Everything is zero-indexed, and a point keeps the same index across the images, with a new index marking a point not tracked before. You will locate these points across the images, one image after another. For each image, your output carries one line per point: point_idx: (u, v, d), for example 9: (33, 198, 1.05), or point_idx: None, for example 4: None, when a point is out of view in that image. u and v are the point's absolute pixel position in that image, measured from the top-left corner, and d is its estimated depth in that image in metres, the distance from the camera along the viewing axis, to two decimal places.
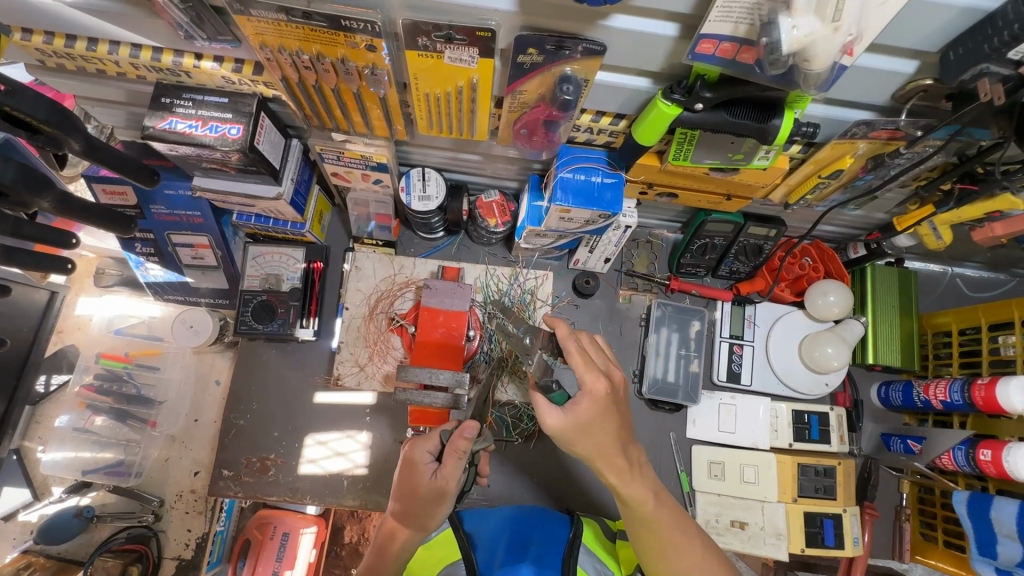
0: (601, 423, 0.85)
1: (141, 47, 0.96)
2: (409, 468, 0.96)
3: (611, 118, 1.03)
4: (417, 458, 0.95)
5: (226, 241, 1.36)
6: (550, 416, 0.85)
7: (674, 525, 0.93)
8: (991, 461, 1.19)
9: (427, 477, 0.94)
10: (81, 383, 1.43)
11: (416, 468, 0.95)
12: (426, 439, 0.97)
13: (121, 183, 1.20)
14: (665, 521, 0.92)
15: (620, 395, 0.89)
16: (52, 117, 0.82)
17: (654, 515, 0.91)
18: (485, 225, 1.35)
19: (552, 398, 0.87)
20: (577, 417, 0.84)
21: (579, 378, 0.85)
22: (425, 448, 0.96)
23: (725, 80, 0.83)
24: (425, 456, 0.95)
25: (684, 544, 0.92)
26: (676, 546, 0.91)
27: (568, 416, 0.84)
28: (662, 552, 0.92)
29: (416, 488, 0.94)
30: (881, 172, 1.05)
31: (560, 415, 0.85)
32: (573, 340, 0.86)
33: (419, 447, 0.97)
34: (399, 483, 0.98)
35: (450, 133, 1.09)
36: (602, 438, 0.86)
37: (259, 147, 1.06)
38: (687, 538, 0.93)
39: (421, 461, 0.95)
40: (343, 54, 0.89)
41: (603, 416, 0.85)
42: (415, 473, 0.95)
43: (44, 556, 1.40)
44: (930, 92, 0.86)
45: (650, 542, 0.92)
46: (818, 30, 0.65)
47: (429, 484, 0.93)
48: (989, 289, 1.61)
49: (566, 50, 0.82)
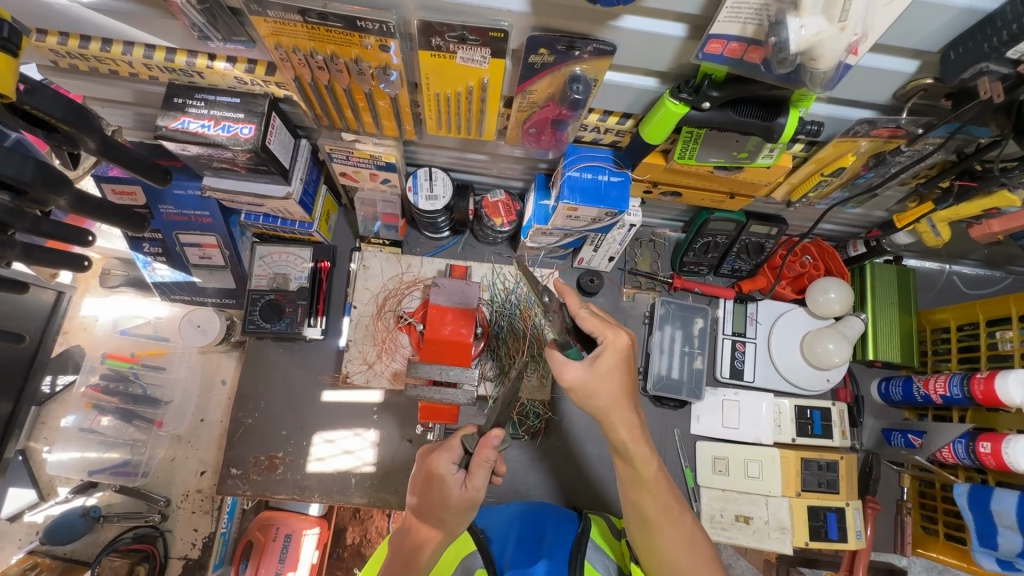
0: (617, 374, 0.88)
1: (155, 48, 0.97)
2: (435, 479, 0.93)
3: (618, 117, 1.05)
4: (443, 470, 0.92)
5: (234, 241, 1.37)
6: (570, 369, 0.87)
7: (670, 494, 0.94)
8: (991, 454, 1.21)
9: (457, 488, 0.91)
10: (87, 383, 1.44)
11: (444, 481, 0.91)
12: (448, 450, 0.94)
13: (130, 183, 1.21)
14: (663, 488, 0.94)
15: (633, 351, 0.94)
16: (70, 116, 0.83)
17: (653, 478, 0.92)
18: (491, 224, 1.36)
19: (569, 354, 0.89)
20: (597, 368, 0.87)
21: (597, 335, 0.89)
22: (448, 458, 0.93)
23: (732, 79, 0.85)
24: (450, 467, 0.92)
25: (677, 514, 0.94)
26: (671, 516, 0.93)
27: (591, 367, 0.86)
28: (655, 520, 0.92)
29: (446, 499, 0.91)
30: (881, 169, 1.08)
31: (581, 368, 0.87)
32: (587, 308, 0.92)
33: (443, 458, 0.93)
34: (424, 494, 0.95)
35: (458, 132, 1.11)
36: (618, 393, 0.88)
37: (270, 146, 1.08)
38: (681, 508, 0.95)
39: (447, 474, 0.91)
40: (356, 54, 0.91)
41: (620, 369, 0.88)
42: (442, 485, 0.92)
43: (51, 557, 1.39)
44: (929, 91, 0.88)
45: (649, 509, 0.93)
46: (825, 30, 0.67)
47: (459, 495, 0.90)
48: (986, 286, 1.64)
49: (577, 50, 0.84)
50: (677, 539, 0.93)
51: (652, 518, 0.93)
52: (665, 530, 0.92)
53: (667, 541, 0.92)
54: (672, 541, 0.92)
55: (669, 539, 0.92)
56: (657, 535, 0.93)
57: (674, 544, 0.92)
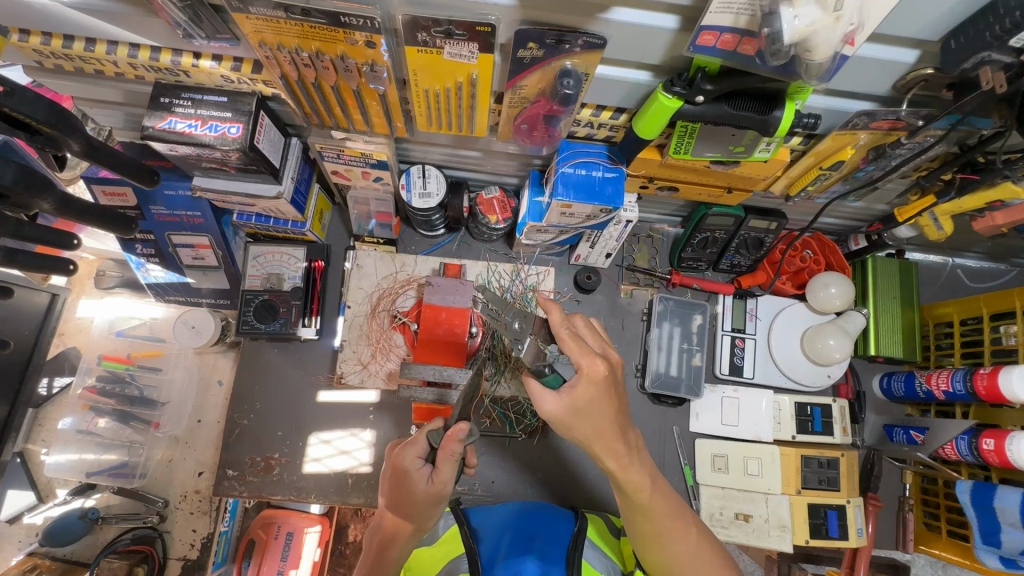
0: (598, 406, 0.83)
1: (140, 47, 0.96)
2: (401, 474, 0.92)
3: (611, 112, 1.03)
4: (408, 465, 0.90)
5: (227, 241, 1.36)
6: (547, 400, 0.84)
7: (668, 516, 0.93)
8: (994, 451, 1.19)
9: (422, 484, 0.89)
10: (83, 385, 1.41)
11: (409, 476, 0.90)
12: (413, 444, 0.92)
13: (120, 184, 1.20)
14: (661, 505, 0.92)
15: (617, 375, 0.88)
16: (52, 119, 0.81)
17: (648, 499, 0.90)
18: (486, 221, 1.35)
19: (546, 380, 0.87)
20: (574, 400, 0.83)
21: (575, 361, 0.84)
22: (413, 453, 0.91)
23: (726, 72, 0.82)
24: (416, 462, 0.90)
25: (678, 534, 0.93)
26: (671, 536, 0.92)
27: (565, 399, 0.83)
28: (659, 539, 0.93)
29: (411, 495, 0.90)
30: (882, 162, 1.05)
31: (556, 398, 0.83)
32: (565, 327, 0.86)
33: (409, 453, 0.91)
34: (391, 490, 0.93)
35: (450, 129, 1.09)
36: (603, 419, 0.84)
37: (259, 145, 1.06)
38: (684, 526, 0.94)
39: (412, 469, 0.90)
40: (342, 51, 0.89)
41: (598, 403, 0.83)
42: (408, 480, 0.90)
43: (50, 559, 1.39)
44: (930, 82, 0.86)
45: (651, 532, 0.93)
46: (820, 20, 0.65)
47: (425, 491, 0.89)
48: (990, 280, 1.61)
49: (567, 44, 0.82)
50: (686, 553, 0.93)
51: (654, 536, 0.93)
52: (671, 545, 0.93)
53: (672, 559, 0.93)
54: (679, 556, 0.93)
55: (676, 556, 0.93)
56: (664, 549, 0.93)
57: (682, 560, 0.93)
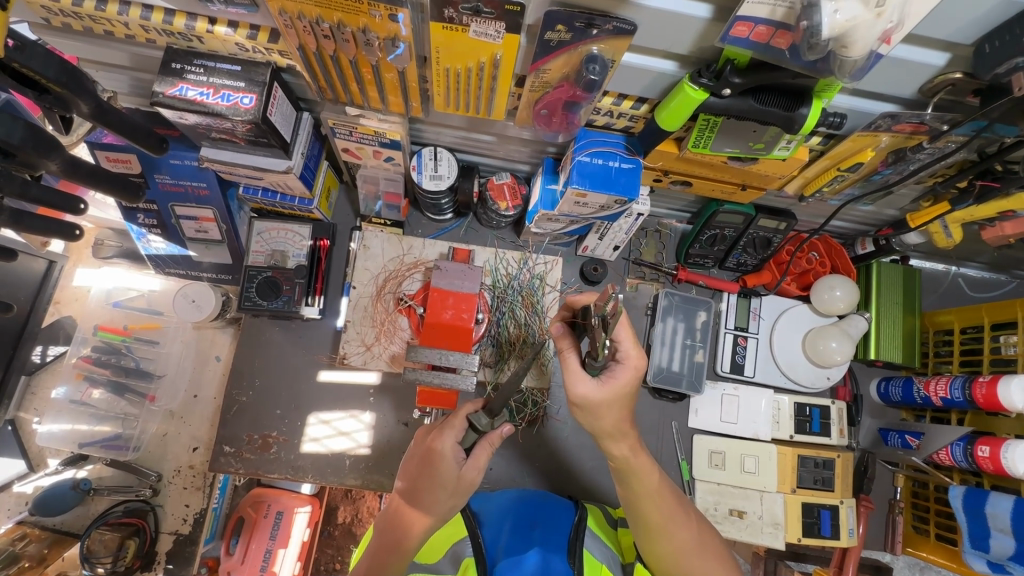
0: (617, 404, 0.87)
1: (152, 9, 0.93)
2: (435, 458, 0.93)
3: (633, 102, 1.02)
4: (447, 450, 0.93)
5: (231, 215, 1.33)
6: (581, 384, 0.85)
7: (671, 507, 0.95)
8: (989, 458, 1.21)
9: (457, 470, 0.92)
10: (78, 355, 1.39)
11: (445, 461, 0.92)
12: (452, 428, 0.95)
13: (126, 150, 1.17)
14: (664, 495, 0.94)
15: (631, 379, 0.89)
16: (63, 77, 0.80)
17: (655, 487, 0.93)
18: (496, 208, 1.33)
19: (589, 371, 0.85)
20: (608, 391, 0.85)
21: (623, 348, 0.86)
22: (451, 438, 0.94)
23: (755, 66, 0.81)
24: (454, 447, 0.93)
25: (680, 522, 0.95)
26: (673, 523, 0.94)
27: (606, 387, 0.85)
28: (662, 529, 0.94)
29: (445, 479, 0.92)
30: (900, 167, 1.05)
31: (595, 385, 0.85)
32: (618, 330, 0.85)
33: (449, 439, 0.93)
34: (419, 474, 0.94)
35: (467, 111, 1.07)
36: (616, 416, 0.87)
37: (271, 118, 1.04)
38: (684, 514, 0.97)
39: (452, 453, 0.92)
40: (364, 24, 0.87)
41: (622, 399, 0.87)
42: (442, 465, 0.92)
43: (40, 528, 1.38)
44: (957, 87, 0.85)
45: (649, 525, 0.94)
46: (860, 15, 0.64)
47: (460, 476, 0.92)
48: (990, 290, 1.63)
49: (595, 28, 0.80)
50: (686, 543, 0.95)
51: (656, 527, 0.94)
52: (674, 532, 0.94)
53: (672, 549, 0.94)
54: (679, 547, 0.95)
55: (678, 543, 0.94)
56: (667, 539, 0.94)
57: (681, 549, 0.94)
